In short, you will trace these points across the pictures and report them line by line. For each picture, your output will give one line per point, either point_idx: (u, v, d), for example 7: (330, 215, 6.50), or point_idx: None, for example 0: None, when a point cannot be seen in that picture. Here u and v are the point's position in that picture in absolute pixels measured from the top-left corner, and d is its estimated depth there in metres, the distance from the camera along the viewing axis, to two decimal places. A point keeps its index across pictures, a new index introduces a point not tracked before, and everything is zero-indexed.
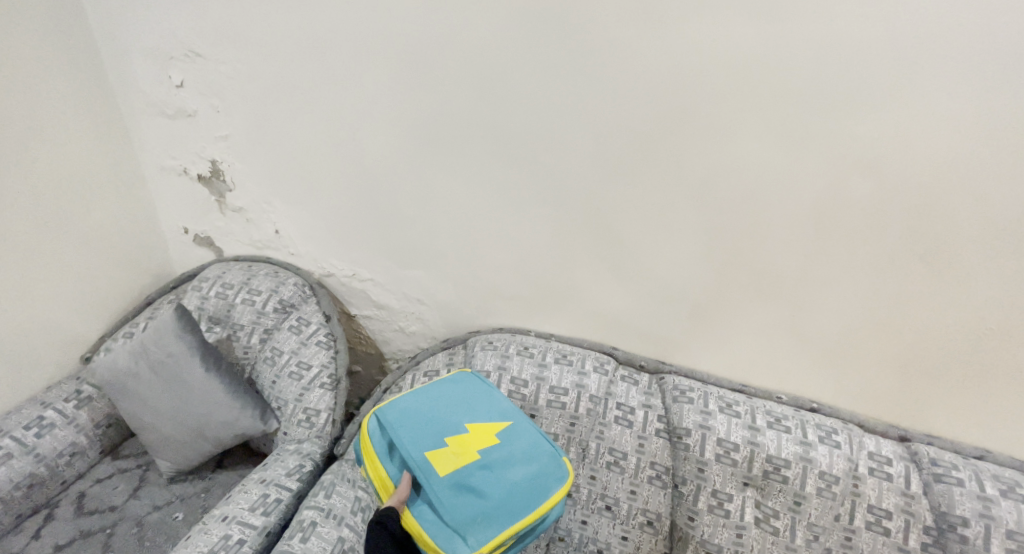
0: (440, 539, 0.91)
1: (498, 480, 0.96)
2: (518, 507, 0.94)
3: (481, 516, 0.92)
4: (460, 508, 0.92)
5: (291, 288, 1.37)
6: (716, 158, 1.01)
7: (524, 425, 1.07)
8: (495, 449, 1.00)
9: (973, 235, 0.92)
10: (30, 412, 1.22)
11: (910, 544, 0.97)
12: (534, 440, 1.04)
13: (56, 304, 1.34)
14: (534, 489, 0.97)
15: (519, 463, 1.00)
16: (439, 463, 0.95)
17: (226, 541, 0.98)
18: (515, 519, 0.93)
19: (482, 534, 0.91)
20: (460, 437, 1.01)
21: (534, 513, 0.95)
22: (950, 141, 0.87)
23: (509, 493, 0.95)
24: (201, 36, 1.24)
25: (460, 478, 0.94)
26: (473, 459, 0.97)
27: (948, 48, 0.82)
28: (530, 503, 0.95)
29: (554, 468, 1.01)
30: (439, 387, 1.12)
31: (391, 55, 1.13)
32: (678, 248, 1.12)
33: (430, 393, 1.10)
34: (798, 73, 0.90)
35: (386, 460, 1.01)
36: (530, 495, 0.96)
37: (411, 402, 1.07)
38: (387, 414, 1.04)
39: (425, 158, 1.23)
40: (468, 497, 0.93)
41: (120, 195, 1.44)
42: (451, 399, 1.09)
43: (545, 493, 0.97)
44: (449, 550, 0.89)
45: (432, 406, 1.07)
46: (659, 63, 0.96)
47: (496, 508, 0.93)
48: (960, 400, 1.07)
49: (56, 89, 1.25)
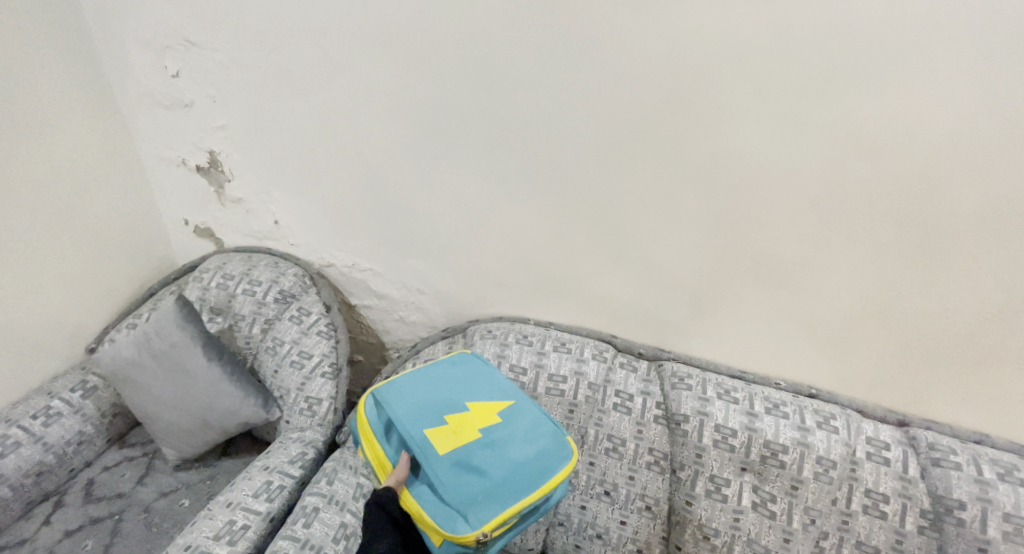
0: (441, 518, 0.92)
1: (500, 459, 0.97)
2: (520, 487, 0.95)
3: (482, 496, 0.93)
4: (461, 488, 0.93)
5: (291, 279, 1.38)
6: (714, 143, 1.00)
7: (528, 404, 1.08)
8: (497, 426, 1.02)
9: (972, 219, 0.91)
10: (37, 402, 1.24)
11: (906, 527, 0.98)
12: (538, 418, 1.06)
13: (59, 295, 1.36)
14: (537, 469, 0.98)
15: (521, 443, 1.00)
16: (438, 443, 0.96)
17: (231, 526, 1.00)
18: (518, 498, 0.94)
19: (483, 513, 0.91)
20: (460, 415, 1.02)
21: (537, 492, 0.95)
22: (955, 121, 0.86)
23: (511, 472, 0.96)
24: (195, 24, 1.24)
25: (460, 457, 0.95)
26: (474, 437, 0.98)
27: (953, 27, 0.81)
28: (532, 483, 0.96)
29: (557, 447, 1.02)
30: (440, 365, 1.15)
31: (386, 43, 1.12)
32: (677, 235, 1.11)
33: (431, 374, 1.11)
34: (795, 55, 0.89)
35: (385, 441, 1.03)
36: (533, 475, 0.97)
37: (410, 383, 1.08)
38: (387, 394, 1.05)
39: (423, 147, 1.22)
40: (469, 477, 0.94)
41: (118, 186, 1.44)
42: (450, 379, 1.10)
43: (549, 472, 0.98)
44: (450, 528, 0.91)
45: (432, 386, 1.08)
46: (654, 49, 0.96)
47: (497, 487, 0.94)
48: (963, 386, 1.07)
49: (52, 81, 1.25)
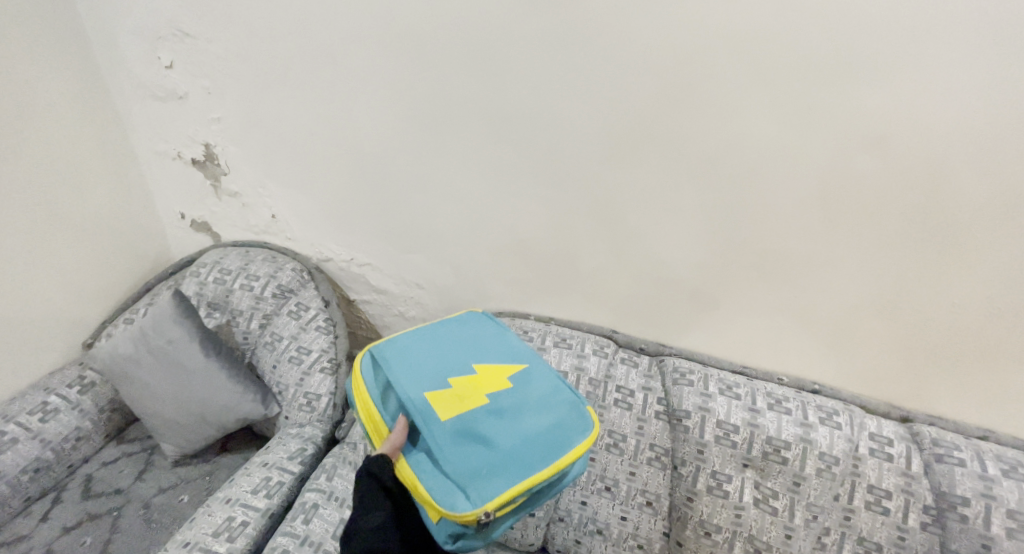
0: (440, 492, 0.82)
1: (509, 429, 0.88)
2: (530, 463, 0.85)
3: (487, 471, 0.83)
4: (464, 460, 0.84)
5: (289, 274, 1.37)
6: (717, 135, 0.98)
7: (540, 376, 1.00)
8: (506, 393, 0.94)
9: (979, 214, 0.90)
10: (35, 398, 1.24)
11: (908, 523, 0.97)
12: (550, 388, 0.98)
13: (55, 290, 1.35)
14: (550, 446, 0.88)
15: (532, 417, 0.91)
16: (439, 407, 0.87)
17: (230, 523, 1.00)
18: (527, 475, 0.84)
19: (488, 490, 0.81)
20: (466, 382, 0.93)
21: (549, 471, 0.85)
22: (965, 115, 0.84)
23: (521, 445, 0.87)
24: (189, 14, 1.21)
25: (465, 426, 0.86)
26: (480, 403, 0.90)
27: (965, 18, 0.79)
28: (544, 461, 0.86)
29: (572, 423, 0.93)
30: (446, 330, 1.07)
31: (383, 33, 1.10)
32: (679, 230, 1.10)
33: (436, 338, 1.03)
34: (800, 45, 0.87)
35: (381, 403, 0.92)
36: (546, 452, 0.87)
37: (413, 346, 0.99)
38: (387, 353, 0.96)
39: (421, 140, 1.21)
40: (474, 449, 0.85)
41: (113, 180, 1.43)
42: (455, 345, 1.02)
43: (562, 450, 0.88)
44: (449, 504, 0.80)
45: (436, 350, 1.00)
46: (656, 39, 0.94)
47: (505, 462, 0.84)
48: (967, 382, 1.06)
49: (45, 73, 1.23)
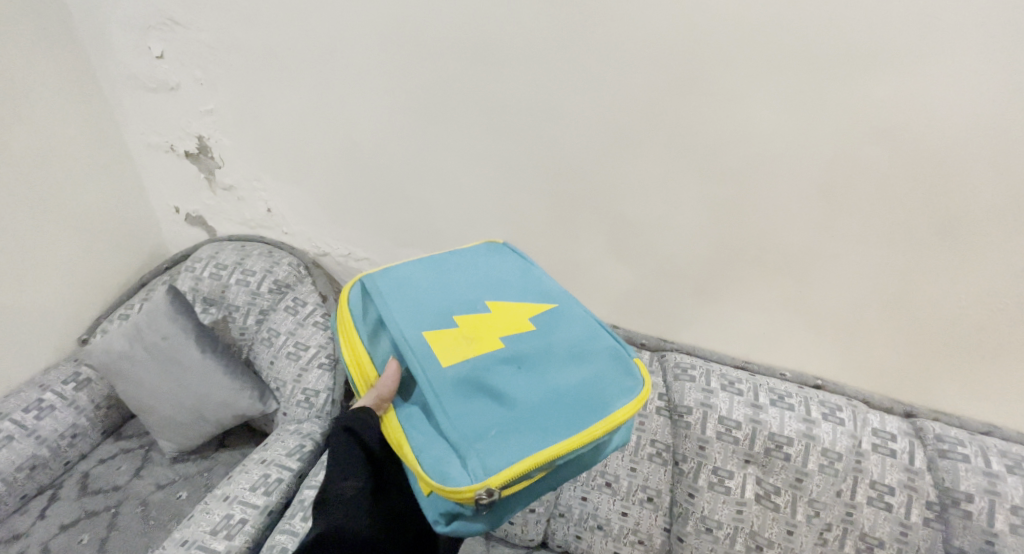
0: (436, 459, 0.75)
1: (520, 390, 0.80)
2: (541, 435, 0.76)
3: (490, 438, 0.75)
4: (466, 425, 0.76)
5: (286, 269, 1.35)
6: (720, 128, 0.96)
7: (561, 334, 0.90)
8: (521, 347, 0.86)
9: (988, 209, 0.88)
10: (29, 395, 1.23)
11: (911, 519, 0.96)
12: (574, 343, 0.90)
13: (48, 286, 1.33)
14: (566, 417, 0.79)
15: (547, 382, 0.82)
16: (441, 354, 0.81)
17: (228, 521, 0.99)
18: (536, 448, 0.75)
19: (491, 462, 0.73)
20: (475, 334, 0.85)
21: (563, 445, 0.75)
22: (978, 106, 0.82)
23: (532, 413, 0.78)
24: (179, 3, 1.18)
25: (468, 382, 0.79)
26: (489, 354, 0.83)
27: (982, 5, 0.76)
28: (557, 433, 0.77)
29: (594, 391, 0.83)
30: (459, 271, 0.99)
31: (378, 22, 1.07)
32: (680, 224, 1.08)
33: (446, 281, 0.95)
34: (806, 34, 0.84)
35: (372, 346, 0.89)
36: (561, 424, 0.78)
37: (418, 287, 0.92)
38: (389, 294, 0.89)
39: (417, 132, 1.18)
40: (476, 412, 0.77)
41: (106, 173, 1.41)
42: (466, 291, 0.94)
43: (580, 422, 0.78)
44: (443, 472, 0.73)
45: (445, 294, 0.92)
46: (658, 28, 0.91)
47: (510, 430, 0.76)
48: (972, 377, 1.04)
49: (33, 64, 1.20)
